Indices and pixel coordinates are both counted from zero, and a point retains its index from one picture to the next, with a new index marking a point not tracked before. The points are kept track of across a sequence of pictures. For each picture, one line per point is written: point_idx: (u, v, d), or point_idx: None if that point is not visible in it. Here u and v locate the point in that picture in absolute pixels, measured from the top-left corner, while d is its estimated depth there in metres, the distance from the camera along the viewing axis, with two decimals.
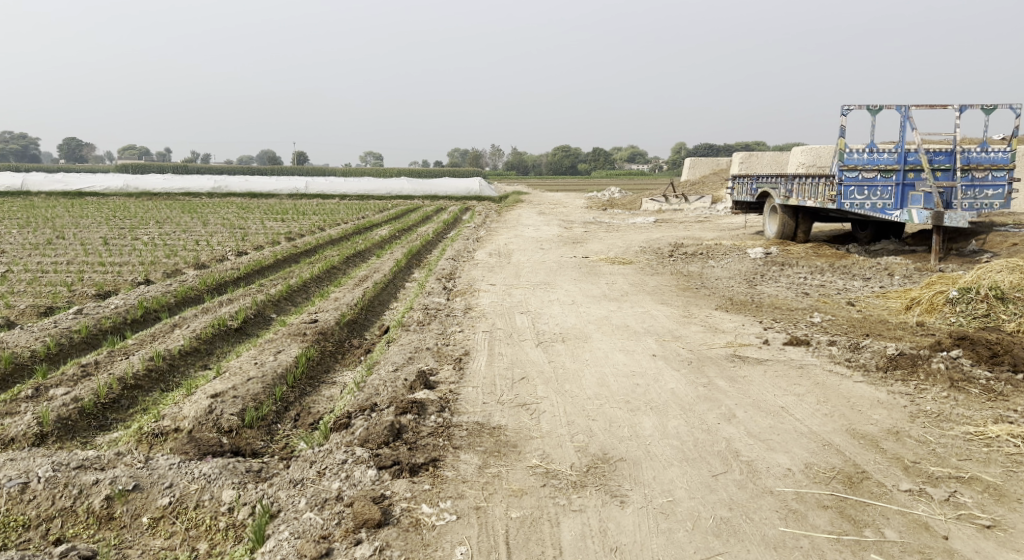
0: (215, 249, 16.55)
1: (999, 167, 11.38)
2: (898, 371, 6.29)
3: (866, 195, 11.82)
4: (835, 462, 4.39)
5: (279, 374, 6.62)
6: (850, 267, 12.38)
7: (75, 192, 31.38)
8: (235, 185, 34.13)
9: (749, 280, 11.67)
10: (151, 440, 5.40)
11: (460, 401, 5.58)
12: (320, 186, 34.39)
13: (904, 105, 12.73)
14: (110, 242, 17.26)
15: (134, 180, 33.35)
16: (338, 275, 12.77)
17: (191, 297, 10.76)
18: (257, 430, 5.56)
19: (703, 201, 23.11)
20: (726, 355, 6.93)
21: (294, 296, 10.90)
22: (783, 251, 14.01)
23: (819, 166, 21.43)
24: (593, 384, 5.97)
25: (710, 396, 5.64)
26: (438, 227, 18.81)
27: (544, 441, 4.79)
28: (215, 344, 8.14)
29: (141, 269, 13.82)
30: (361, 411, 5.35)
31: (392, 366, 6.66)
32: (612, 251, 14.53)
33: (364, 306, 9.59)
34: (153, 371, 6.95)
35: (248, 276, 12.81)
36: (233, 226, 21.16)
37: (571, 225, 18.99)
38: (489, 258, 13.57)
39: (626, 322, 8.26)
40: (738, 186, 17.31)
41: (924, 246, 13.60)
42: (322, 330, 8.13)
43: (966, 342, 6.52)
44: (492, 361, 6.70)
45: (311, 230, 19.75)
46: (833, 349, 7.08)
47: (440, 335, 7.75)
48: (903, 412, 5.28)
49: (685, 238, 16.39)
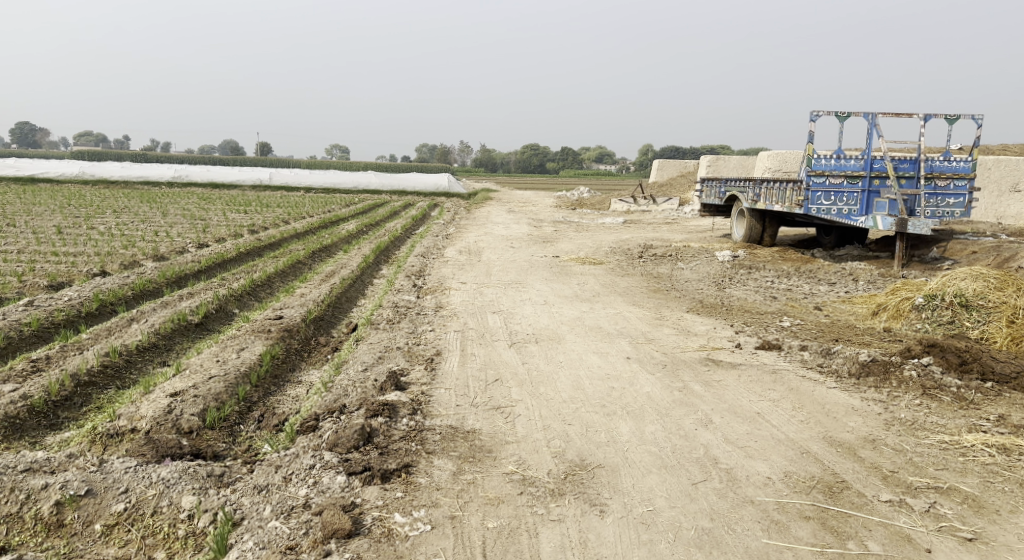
0: (176, 240, 16.17)
1: (960, 176, 11.49)
2: (871, 377, 6.27)
3: (834, 200, 11.92)
4: (815, 471, 4.34)
5: (242, 373, 6.41)
6: (816, 272, 12.47)
7: (29, 178, 30.50)
8: (197, 175, 33.51)
9: (717, 282, 11.71)
10: (105, 441, 5.19)
11: (432, 403, 5.44)
12: (284, 179, 33.92)
13: (872, 113, 12.84)
14: (66, 231, 16.78)
15: (92, 168, 32.58)
16: (304, 270, 12.53)
17: (149, 290, 10.46)
18: (219, 431, 5.37)
19: (672, 202, 23.20)
20: (699, 359, 6.88)
21: (258, 290, 10.65)
22: (750, 254, 14.09)
23: (786, 170, 21.63)
24: (568, 387, 5.87)
25: (686, 401, 5.57)
26: (407, 222, 18.60)
27: (519, 446, 4.66)
28: (174, 339, 7.90)
29: (97, 260, 13.44)
30: (329, 414, 5.18)
31: (361, 366, 6.49)
32: (582, 251, 14.47)
33: (330, 302, 9.38)
34: (109, 368, 6.72)
35: (210, 269, 12.51)
36: (195, 217, 20.70)
37: (540, 224, 18.91)
38: (459, 255, 13.41)
39: (598, 323, 8.17)
40: (708, 189, 17.38)
41: (888, 251, 13.76)
42: (287, 327, 7.92)
43: (936, 349, 6.53)
44: (463, 362, 6.56)
45: (275, 223, 19.40)
46: (805, 354, 7.07)
47: (410, 334, 7.59)
48: (877, 419, 5.25)
49: (654, 240, 16.40)
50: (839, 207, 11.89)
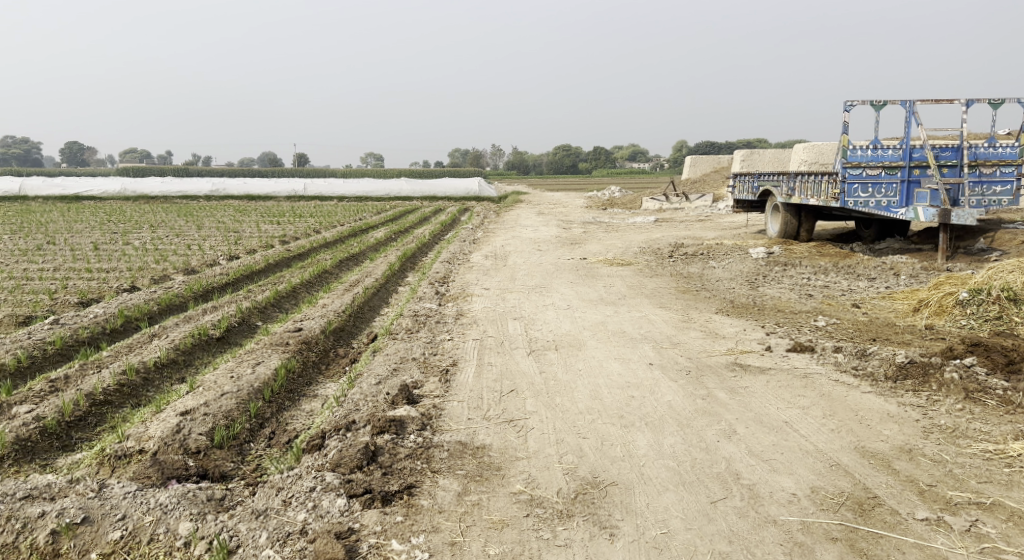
0: (206, 254, 16.23)
1: (1006, 163, 11.02)
2: (908, 381, 5.93)
3: (871, 192, 11.49)
4: (844, 485, 4.05)
5: (255, 388, 6.29)
6: (854, 267, 12.04)
7: (72, 195, 31.10)
8: (233, 187, 33.87)
9: (750, 281, 11.34)
10: (113, 462, 5.09)
11: (443, 417, 5.25)
12: (318, 188, 34.13)
13: (908, 101, 12.39)
14: (101, 247, 16.96)
15: (132, 184, 33.08)
16: (330, 280, 12.45)
17: (175, 304, 10.45)
18: (227, 450, 5.26)
19: (705, 200, 22.77)
20: (726, 364, 6.58)
21: (282, 302, 10.58)
22: (785, 251, 13.67)
23: (821, 163, 21.08)
24: (586, 397, 5.63)
25: (709, 410, 5.29)
26: (436, 228, 18.48)
27: (531, 462, 4.45)
28: (194, 354, 7.84)
29: (128, 275, 13.52)
30: (336, 431, 5.02)
31: (375, 379, 6.32)
32: (612, 252, 14.19)
33: (351, 312, 9.25)
34: (125, 386, 6.66)
35: (237, 282, 12.49)
36: (228, 229, 20.86)
37: (570, 225, 18.66)
38: (485, 261, 13.22)
39: (622, 328, 7.92)
40: (739, 185, 16.95)
41: (929, 244, 13.25)
42: (306, 340, 7.81)
43: (979, 348, 6.17)
44: (480, 372, 6.35)
45: (306, 233, 19.42)
46: (839, 356, 6.74)
47: (428, 343, 7.42)
48: (915, 427, 4.93)
49: (686, 238, 16.00)
50: (876, 200, 11.46)
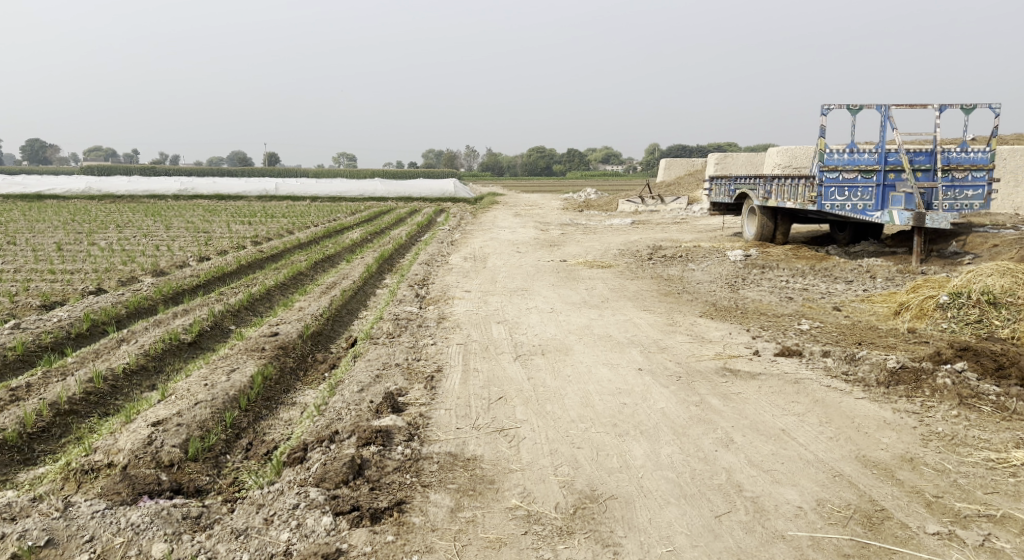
0: (175, 255, 15.81)
1: (978, 167, 11.05)
2: (901, 386, 5.84)
3: (848, 196, 11.48)
4: (850, 497, 3.98)
5: (230, 397, 6.05)
6: (832, 270, 12.03)
7: (35, 194, 30.32)
8: (202, 187, 33.27)
9: (731, 283, 11.27)
10: (79, 477, 4.84)
11: (431, 426, 5.06)
12: (289, 189, 33.67)
13: (885, 104, 12.41)
14: (64, 248, 16.46)
15: (97, 183, 32.35)
16: (305, 282, 12.17)
17: (144, 307, 10.13)
18: (202, 463, 5.05)
19: (680, 202, 22.77)
20: (715, 368, 6.46)
21: (256, 305, 10.31)
22: (763, 254, 13.64)
23: (795, 166, 21.17)
24: (577, 405, 5.47)
25: (704, 418, 5.16)
26: (411, 229, 18.23)
27: (524, 474, 4.30)
28: (165, 360, 7.56)
29: (93, 277, 13.12)
30: (319, 443, 4.81)
31: (358, 387, 6.10)
32: (590, 254, 14.07)
33: (329, 316, 9.01)
34: (92, 395, 6.40)
35: (208, 284, 12.17)
36: (197, 229, 20.43)
37: (547, 227, 18.52)
38: (463, 262, 13.02)
39: (608, 332, 7.78)
40: (716, 187, 16.93)
41: (905, 247, 13.30)
42: (282, 345, 7.56)
43: (969, 353, 6.11)
44: (466, 378, 6.16)
45: (278, 234, 19.05)
46: (828, 361, 6.65)
47: (410, 348, 7.21)
48: (913, 434, 4.83)
49: (664, 241, 15.92)
50: (853, 203, 11.46)
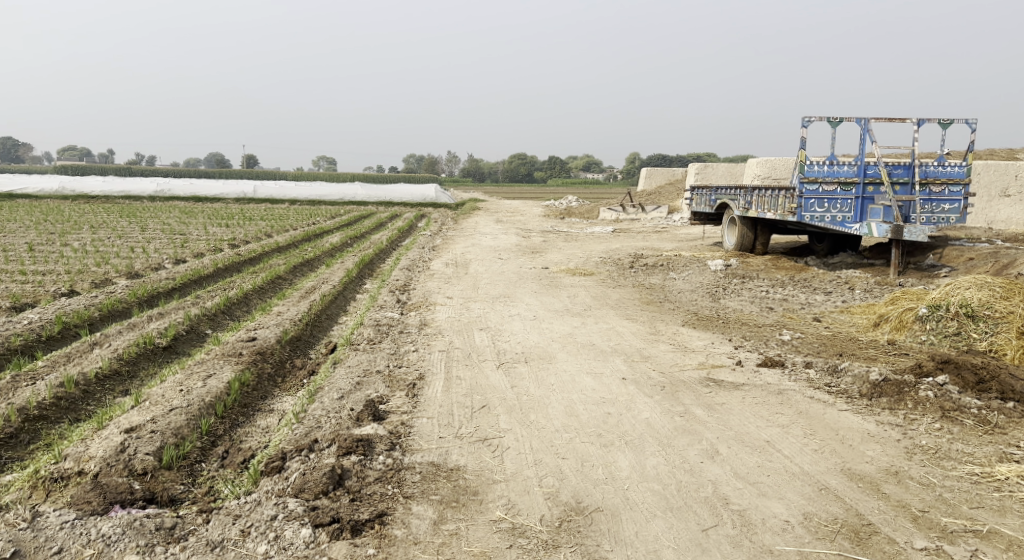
0: (152, 257, 15.60)
1: (955, 181, 11.16)
2: (884, 398, 5.84)
3: (827, 207, 11.55)
4: (837, 511, 3.97)
5: (207, 403, 5.94)
6: (811, 280, 12.10)
7: (8, 193, 29.86)
8: (180, 189, 32.94)
9: (711, 293, 11.29)
10: (48, 486, 4.75)
11: (413, 435, 4.98)
12: (269, 192, 33.41)
13: (865, 117, 12.52)
14: (38, 248, 16.19)
15: (73, 183, 31.90)
16: (284, 286, 12.04)
17: (118, 310, 9.96)
18: (176, 471, 4.97)
19: (661, 211, 22.85)
20: (698, 379, 6.43)
21: (233, 309, 10.16)
22: (743, 263, 13.69)
23: (775, 177, 21.32)
24: (561, 414, 5.41)
25: (689, 429, 5.12)
26: (392, 234, 18.12)
27: (508, 486, 4.23)
28: (139, 364, 7.42)
29: (67, 278, 12.90)
30: (298, 452, 4.71)
31: (338, 394, 6.01)
32: (571, 262, 14.06)
33: (308, 320, 8.89)
34: (63, 400, 6.29)
35: (185, 287, 12.00)
36: (175, 232, 20.17)
37: (529, 234, 18.49)
38: (445, 268, 12.94)
39: (591, 340, 7.74)
40: (698, 197, 16.99)
41: (882, 259, 13.40)
42: (260, 350, 7.44)
43: (950, 366, 6.12)
44: (448, 386, 6.08)
45: (257, 237, 18.86)
46: (811, 372, 6.64)
47: (391, 355, 7.12)
48: (897, 447, 4.82)
49: (645, 249, 15.94)
50: (832, 215, 11.52)
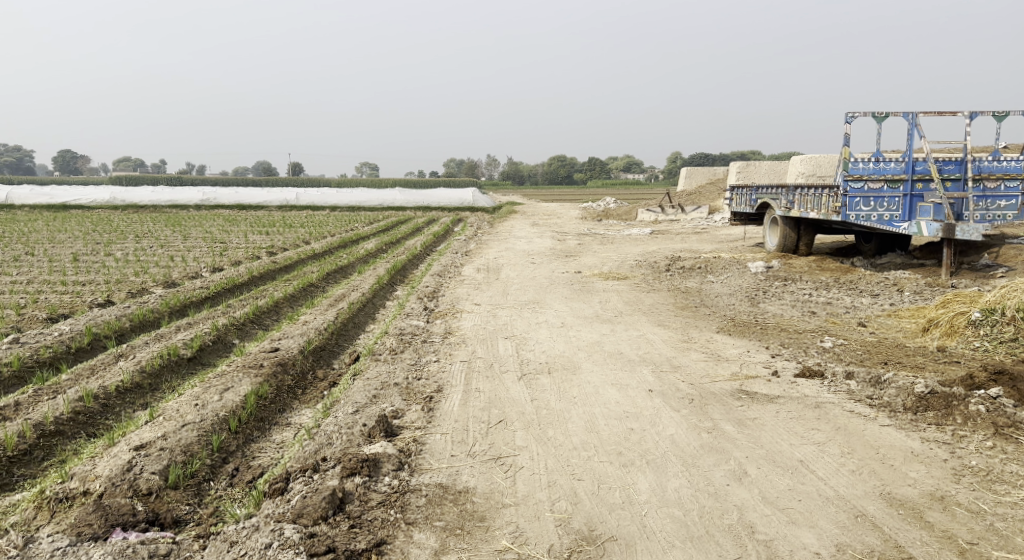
0: (189, 266, 15.69)
1: (1011, 177, 10.60)
2: (930, 413, 5.44)
3: (874, 206, 11.06)
4: (874, 542, 3.70)
5: (220, 418, 5.80)
6: (856, 282, 11.60)
7: (60, 204, 30.48)
8: (225, 197, 33.36)
9: (750, 297, 10.88)
10: (53, 507, 4.64)
11: (424, 454, 4.76)
12: (310, 199, 33.66)
13: (911, 112, 12.00)
14: (80, 259, 16.40)
15: (121, 193, 32.50)
16: (315, 294, 11.96)
17: (149, 320, 9.95)
18: (183, 491, 4.84)
19: (701, 212, 22.37)
20: (730, 391, 6.08)
21: (263, 318, 10.08)
22: (785, 265, 13.22)
23: (819, 175, 20.69)
24: (581, 430, 5.14)
25: (717, 447, 4.81)
26: (427, 239, 18.00)
27: (518, 511, 4.02)
28: (162, 377, 7.34)
29: (104, 288, 13.01)
30: (302, 472, 4.54)
31: (353, 408, 5.81)
32: (607, 265, 13.72)
33: (333, 329, 8.75)
34: (80, 415, 6.22)
35: (217, 296, 11.97)
36: (214, 240, 20.32)
37: (565, 238, 18.19)
38: (476, 274, 12.72)
39: (619, 349, 7.45)
40: (737, 197, 16.51)
41: (933, 259, 12.81)
42: (281, 361, 7.29)
43: (1004, 378, 5.68)
44: (466, 400, 5.84)
45: (294, 244, 18.90)
46: (851, 384, 6.25)
47: (412, 366, 6.90)
48: (944, 468, 4.45)
49: (683, 251, 15.52)
50: (879, 213, 11.02)
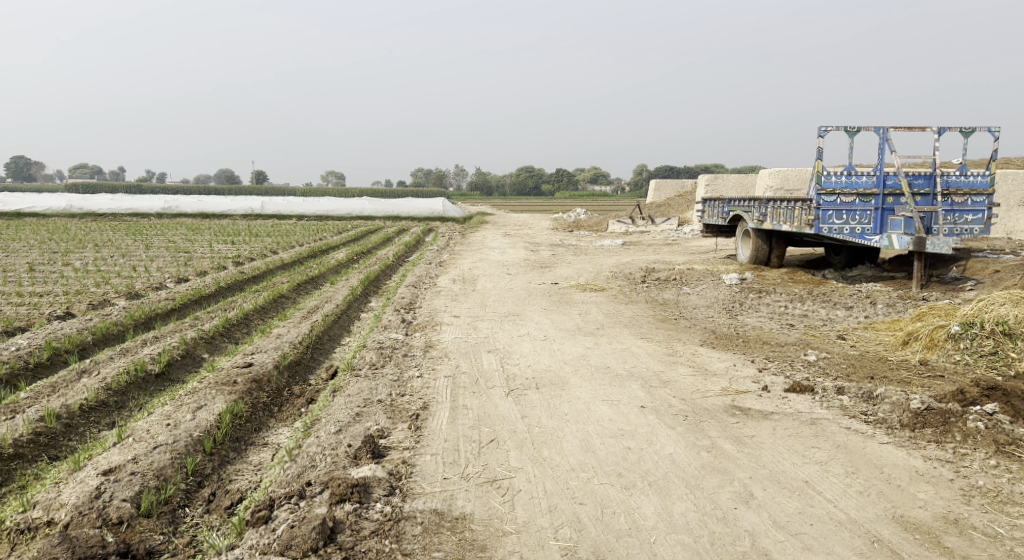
0: (153, 276, 15.22)
1: (978, 192, 10.68)
2: (928, 430, 5.35)
3: (846, 219, 11.05)
4: None
5: (194, 439, 5.51)
6: (830, 295, 11.61)
7: (14, 212, 29.54)
8: (187, 206, 32.65)
9: (727, 309, 10.82)
10: (14, 539, 4.44)
11: (415, 477, 4.53)
12: (276, 208, 33.11)
13: (883, 127, 12.06)
14: (38, 269, 15.82)
15: (80, 201, 31.62)
16: (286, 306, 11.62)
17: (113, 333, 9.55)
18: (156, 519, 4.61)
19: (672, 223, 22.39)
20: (723, 407, 5.93)
21: (232, 332, 9.73)
22: (758, 277, 13.20)
23: (787, 188, 20.84)
24: (577, 449, 4.95)
25: (718, 466, 4.65)
26: (399, 249, 17.71)
27: (520, 539, 3.87)
28: (129, 394, 7.00)
29: (64, 300, 12.53)
30: (287, 499, 4.28)
31: (335, 428, 5.55)
32: (582, 277, 13.59)
33: (309, 343, 8.46)
34: (42, 437, 5.89)
35: (184, 308, 11.59)
36: (179, 249, 19.80)
37: (538, 248, 18.03)
38: (451, 285, 12.48)
39: (605, 363, 7.28)
40: (710, 209, 16.49)
41: (904, 272, 12.88)
42: (255, 377, 6.99)
43: (998, 393, 5.60)
44: (453, 418, 5.61)
45: (262, 254, 18.47)
46: (844, 399, 6.13)
47: (393, 382, 6.64)
48: (952, 489, 4.34)
49: (657, 263, 15.45)
50: (851, 227, 11.02)
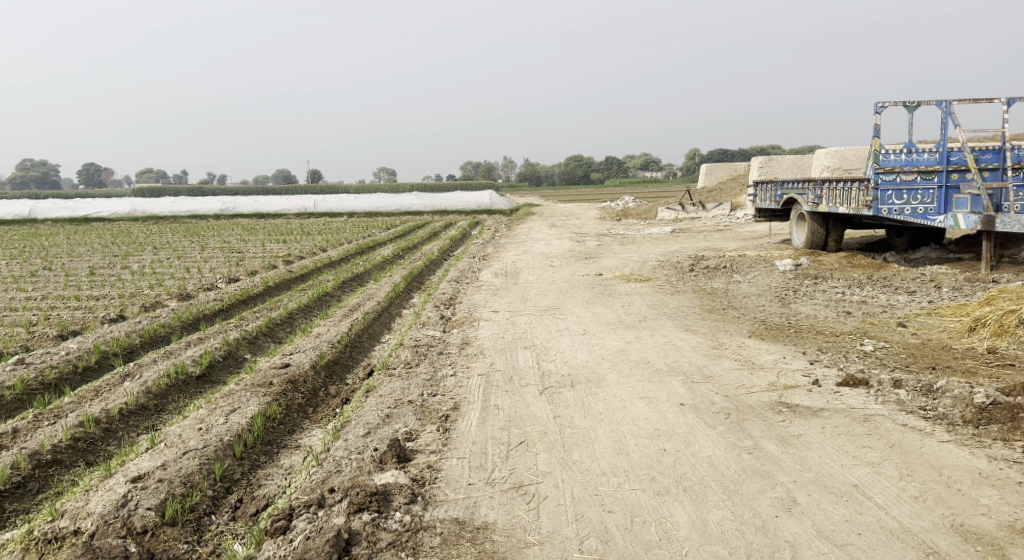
0: (205, 277, 15.42)
1: None
2: (995, 427, 4.96)
3: (906, 199, 10.49)
4: None
5: (225, 443, 5.44)
6: (890, 279, 11.07)
7: (81, 217, 30.43)
8: (243, 206, 33.20)
9: (780, 297, 10.40)
10: (41, 548, 4.41)
11: (439, 483, 4.37)
12: (329, 205, 33.46)
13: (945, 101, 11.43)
14: (97, 273, 16.20)
15: (142, 205, 32.41)
16: (330, 304, 11.61)
17: (160, 336, 9.64)
18: (180, 527, 4.54)
19: (723, 208, 21.83)
20: (768, 403, 5.62)
21: (275, 331, 9.72)
22: (814, 263, 12.69)
23: (845, 168, 20.08)
24: (610, 452, 4.71)
25: (759, 469, 4.38)
26: (444, 244, 17.62)
27: (543, 551, 3.68)
28: (169, 397, 6.99)
29: (117, 303, 12.76)
30: (306, 508, 4.16)
31: (364, 430, 5.42)
32: (628, 267, 13.26)
33: (347, 342, 8.37)
34: (81, 442, 5.91)
35: (231, 308, 11.68)
36: (232, 250, 20.08)
37: (585, 239, 17.75)
38: (494, 279, 12.31)
39: (646, 357, 7.01)
40: (762, 193, 15.96)
41: (971, 253, 12.22)
42: (291, 378, 6.91)
43: None
44: (484, 419, 5.43)
45: (311, 252, 18.57)
46: (900, 392, 5.75)
47: (426, 381, 6.48)
48: (1019, 494, 3.99)
49: (707, 250, 15.03)
50: (912, 207, 10.45)
